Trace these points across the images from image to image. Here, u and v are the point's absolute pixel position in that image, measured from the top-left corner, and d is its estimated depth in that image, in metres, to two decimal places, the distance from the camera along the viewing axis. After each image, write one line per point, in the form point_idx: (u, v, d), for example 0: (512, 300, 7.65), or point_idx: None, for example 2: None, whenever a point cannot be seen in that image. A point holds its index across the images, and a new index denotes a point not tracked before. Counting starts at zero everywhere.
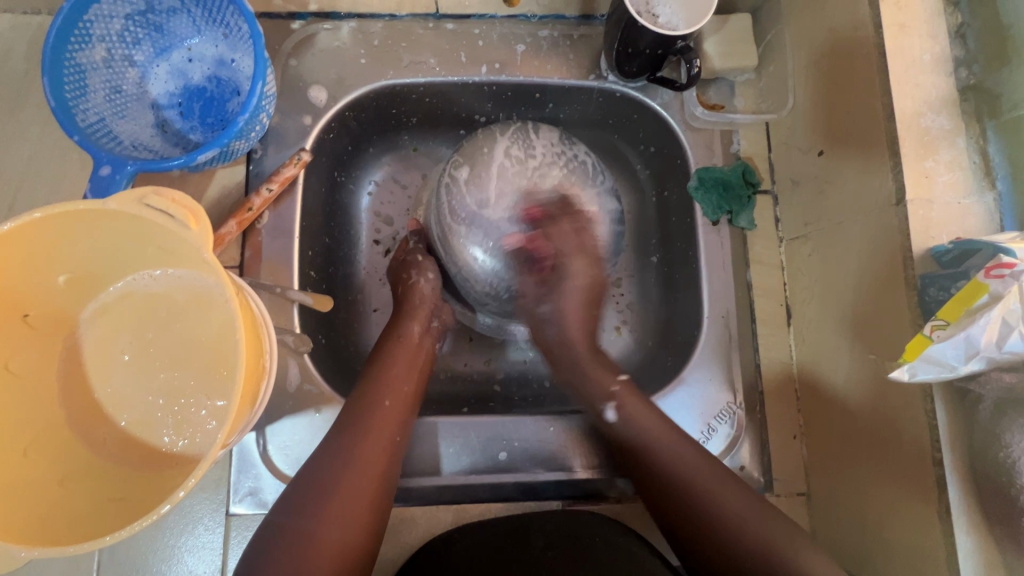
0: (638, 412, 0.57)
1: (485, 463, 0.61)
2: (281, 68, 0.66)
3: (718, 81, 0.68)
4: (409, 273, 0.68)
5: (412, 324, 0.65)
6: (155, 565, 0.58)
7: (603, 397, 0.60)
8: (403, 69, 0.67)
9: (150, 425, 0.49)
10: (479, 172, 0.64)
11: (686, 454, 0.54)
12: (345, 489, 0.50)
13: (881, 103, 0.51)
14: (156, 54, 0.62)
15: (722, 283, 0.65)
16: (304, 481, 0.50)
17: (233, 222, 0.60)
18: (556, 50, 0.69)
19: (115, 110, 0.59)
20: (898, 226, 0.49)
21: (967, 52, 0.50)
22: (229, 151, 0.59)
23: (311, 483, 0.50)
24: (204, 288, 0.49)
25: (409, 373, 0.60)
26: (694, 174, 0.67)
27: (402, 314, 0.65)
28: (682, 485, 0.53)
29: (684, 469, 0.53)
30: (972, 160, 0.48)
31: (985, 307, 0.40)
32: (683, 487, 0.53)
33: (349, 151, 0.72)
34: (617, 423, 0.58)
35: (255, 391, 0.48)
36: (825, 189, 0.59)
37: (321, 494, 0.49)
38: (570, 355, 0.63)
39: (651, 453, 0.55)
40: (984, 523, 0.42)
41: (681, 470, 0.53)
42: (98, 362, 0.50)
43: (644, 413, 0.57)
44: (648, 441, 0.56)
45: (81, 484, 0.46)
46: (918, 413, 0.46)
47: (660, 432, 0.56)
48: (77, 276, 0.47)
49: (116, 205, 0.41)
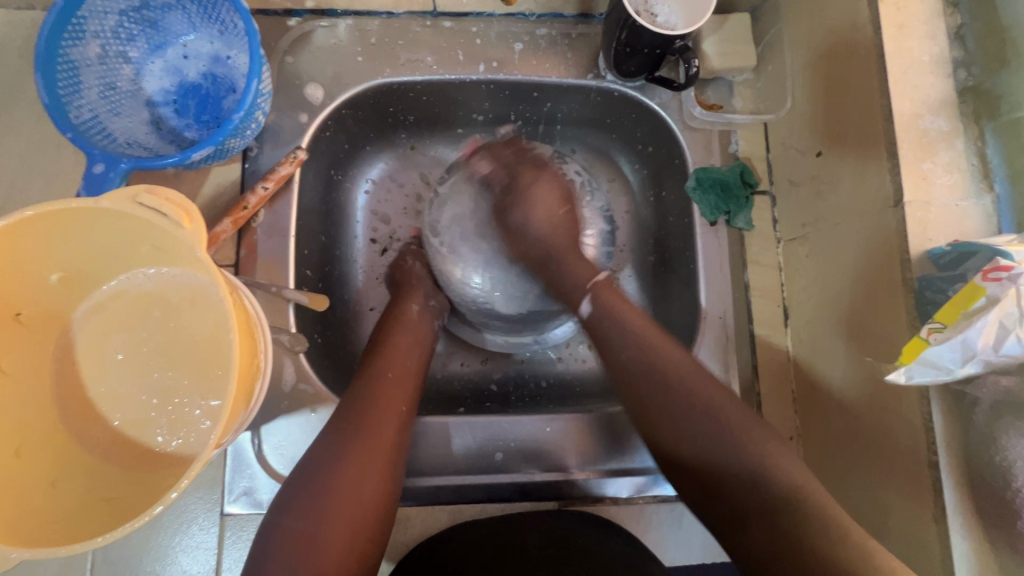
0: (616, 303, 0.57)
1: (480, 463, 0.61)
2: (277, 65, 0.65)
3: (717, 81, 0.68)
4: (405, 259, 0.72)
5: (412, 303, 0.66)
6: (149, 564, 0.58)
7: (580, 288, 0.59)
8: (400, 67, 0.67)
9: (142, 426, 0.49)
10: (458, 197, 0.66)
11: (657, 341, 0.54)
12: (343, 491, 0.48)
13: (880, 104, 0.50)
14: (151, 51, 0.61)
15: (719, 284, 0.65)
16: (299, 483, 0.49)
17: (227, 220, 0.59)
18: (554, 48, 0.68)
19: (109, 107, 0.59)
20: (896, 228, 0.48)
21: (966, 54, 0.50)
22: (225, 149, 0.59)
23: (307, 485, 0.48)
24: (198, 287, 0.48)
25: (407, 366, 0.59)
26: (691, 174, 0.67)
27: (405, 293, 0.68)
28: (650, 373, 0.53)
29: (657, 356, 0.53)
30: (970, 163, 0.48)
31: (983, 309, 0.40)
32: (653, 374, 0.52)
33: (346, 149, 0.71)
34: (591, 313, 0.58)
35: (249, 391, 0.47)
36: (823, 190, 0.59)
37: (321, 494, 0.48)
38: (552, 254, 0.62)
39: (624, 357, 0.54)
40: (978, 526, 0.42)
41: (649, 358, 0.53)
42: (90, 361, 0.49)
43: (620, 304, 0.57)
44: (624, 328, 0.55)
45: (74, 485, 0.45)
46: (914, 416, 0.46)
47: (636, 321, 0.56)
48: (69, 275, 0.47)
49: (108, 204, 0.41)
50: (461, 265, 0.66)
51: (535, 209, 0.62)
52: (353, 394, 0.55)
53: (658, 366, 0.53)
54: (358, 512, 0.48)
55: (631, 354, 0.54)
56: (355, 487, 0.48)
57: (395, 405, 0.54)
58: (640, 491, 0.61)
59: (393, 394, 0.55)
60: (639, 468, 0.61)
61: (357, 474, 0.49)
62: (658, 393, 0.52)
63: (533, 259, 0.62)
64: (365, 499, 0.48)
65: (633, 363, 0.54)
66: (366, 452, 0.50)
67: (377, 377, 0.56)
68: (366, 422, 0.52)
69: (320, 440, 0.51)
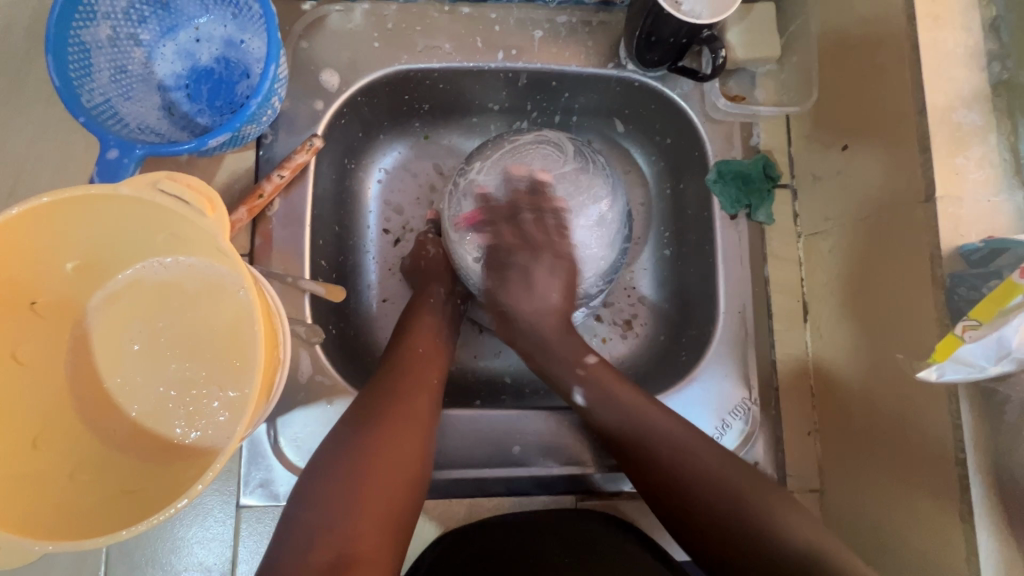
0: (612, 382, 0.59)
1: (497, 456, 0.61)
2: (292, 49, 0.64)
3: (740, 72, 0.67)
4: (426, 247, 0.70)
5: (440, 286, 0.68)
6: (164, 556, 0.57)
7: (570, 377, 0.61)
8: (417, 54, 0.65)
9: (160, 417, 0.48)
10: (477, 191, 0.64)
11: (670, 424, 0.55)
12: (381, 467, 0.50)
13: (912, 97, 0.49)
14: (163, 34, 0.60)
15: (739, 278, 0.64)
16: (329, 461, 0.50)
17: (243, 209, 0.58)
18: (574, 36, 0.67)
19: (120, 91, 0.57)
20: (926, 225, 0.48)
21: (1001, 46, 0.49)
22: (240, 136, 0.57)
23: (341, 459, 0.50)
24: (216, 277, 0.47)
25: (434, 346, 0.62)
26: (712, 168, 0.66)
27: (430, 279, 0.68)
28: (651, 443, 0.54)
29: (655, 433, 0.54)
30: (1003, 157, 0.47)
31: (1019, 307, 0.40)
32: (659, 461, 0.53)
33: (360, 138, 0.70)
34: (586, 404, 0.59)
35: (269, 384, 0.47)
36: (849, 186, 0.58)
37: (357, 468, 0.49)
38: (546, 342, 0.63)
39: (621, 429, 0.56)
40: (1006, 525, 0.42)
41: (643, 427, 0.55)
42: (107, 352, 0.48)
43: (613, 383, 0.59)
44: (622, 411, 0.56)
45: (92, 476, 0.45)
46: (942, 414, 0.46)
47: (633, 401, 0.57)
48: (85, 263, 0.46)
49: (129, 190, 0.40)
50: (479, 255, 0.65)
51: (536, 275, 0.64)
52: (384, 369, 0.58)
53: (665, 447, 0.54)
54: (395, 481, 0.50)
55: (648, 441, 0.54)
56: (389, 456, 0.51)
57: (426, 381, 0.58)
58: None
59: (422, 370, 0.59)
60: None
61: (391, 445, 0.51)
62: (661, 459, 0.53)
63: (523, 347, 0.64)
64: (399, 470, 0.50)
65: (636, 433, 0.55)
66: (400, 422, 0.53)
67: (405, 354, 0.60)
68: (399, 395, 0.55)
69: (348, 417, 0.54)
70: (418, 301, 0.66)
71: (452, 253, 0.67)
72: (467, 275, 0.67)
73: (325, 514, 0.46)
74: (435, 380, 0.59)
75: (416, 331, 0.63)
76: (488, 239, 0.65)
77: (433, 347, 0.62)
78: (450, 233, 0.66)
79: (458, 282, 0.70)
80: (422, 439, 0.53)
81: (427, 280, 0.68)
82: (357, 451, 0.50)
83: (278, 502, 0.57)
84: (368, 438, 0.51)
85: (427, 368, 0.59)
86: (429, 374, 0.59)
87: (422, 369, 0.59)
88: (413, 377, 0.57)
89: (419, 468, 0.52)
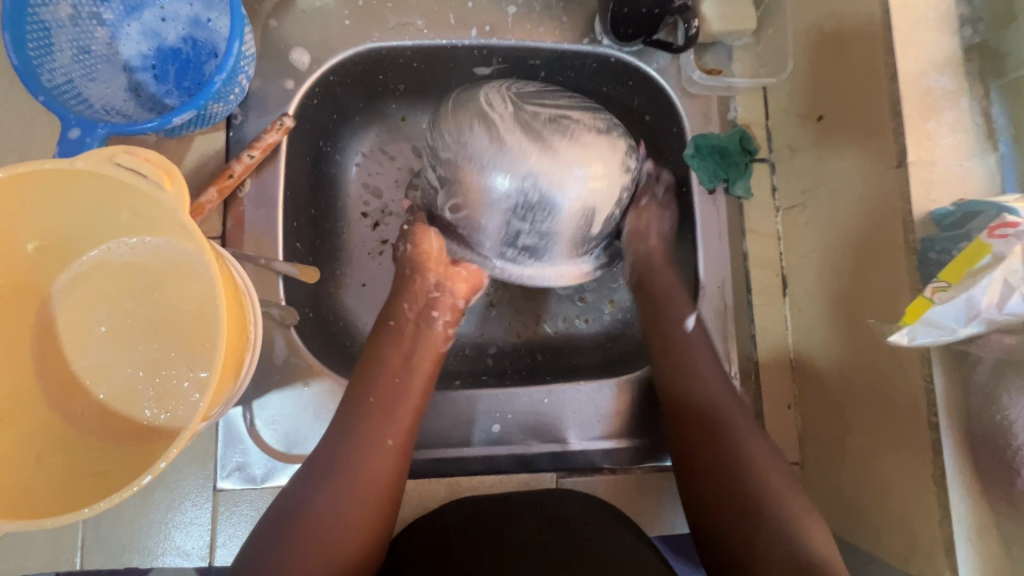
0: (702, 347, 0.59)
1: (477, 436, 0.61)
2: (260, 29, 0.63)
3: (716, 46, 0.66)
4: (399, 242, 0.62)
5: (406, 302, 0.59)
6: (139, 541, 0.56)
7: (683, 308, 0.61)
8: (389, 32, 0.64)
9: (129, 400, 0.48)
10: (461, 104, 0.56)
11: (723, 401, 0.55)
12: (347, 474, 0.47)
13: (885, 62, 0.49)
14: (127, 13, 0.59)
15: (718, 252, 0.64)
16: (309, 469, 0.48)
17: (213, 190, 0.57)
18: (548, 12, 0.66)
19: (83, 71, 0.56)
20: (898, 190, 0.47)
21: (973, 10, 0.49)
22: (207, 114, 0.56)
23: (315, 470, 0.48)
24: (182, 257, 0.47)
25: (411, 354, 0.56)
26: (689, 141, 0.65)
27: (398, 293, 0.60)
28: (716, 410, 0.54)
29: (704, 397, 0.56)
30: (975, 122, 0.47)
31: (988, 267, 0.39)
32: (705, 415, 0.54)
33: (335, 119, 0.68)
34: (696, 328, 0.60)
35: (238, 363, 0.47)
36: (825, 156, 0.57)
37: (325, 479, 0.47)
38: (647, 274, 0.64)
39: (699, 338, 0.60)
40: (977, 486, 0.43)
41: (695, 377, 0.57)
42: (73, 333, 0.48)
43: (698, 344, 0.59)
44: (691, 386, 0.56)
45: (59, 459, 0.44)
46: (915, 379, 0.45)
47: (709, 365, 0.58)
48: (47, 243, 0.45)
49: (84, 165, 0.39)
50: (488, 173, 0.54)
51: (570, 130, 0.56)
52: (336, 429, 0.50)
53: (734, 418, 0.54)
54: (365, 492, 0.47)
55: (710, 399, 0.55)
56: (329, 547, 0.45)
57: (378, 448, 0.49)
58: (639, 459, 0.61)
59: (373, 434, 0.50)
60: (631, 437, 0.61)
61: (329, 529, 0.45)
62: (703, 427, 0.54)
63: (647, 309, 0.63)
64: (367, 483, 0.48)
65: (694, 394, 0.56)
66: (345, 504, 0.46)
67: (358, 413, 0.51)
68: (346, 471, 0.47)
69: (332, 430, 0.50)
70: (382, 330, 0.57)
71: (449, 176, 0.56)
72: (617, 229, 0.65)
73: (285, 535, 0.45)
74: (391, 449, 0.50)
75: (377, 373, 0.53)
76: (489, 148, 0.53)
77: (393, 398, 0.52)
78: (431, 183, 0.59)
79: (437, 289, 0.59)
80: (394, 456, 0.50)
81: (398, 297, 0.59)
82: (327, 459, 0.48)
83: (256, 485, 0.56)
84: (335, 449, 0.49)
85: (381, 433, 0.50)
86: (406, 386, 0.53)
87: (396, 377, 0.53)
88: (364, 445, 0.49)
89: (386, 492, 0.48)
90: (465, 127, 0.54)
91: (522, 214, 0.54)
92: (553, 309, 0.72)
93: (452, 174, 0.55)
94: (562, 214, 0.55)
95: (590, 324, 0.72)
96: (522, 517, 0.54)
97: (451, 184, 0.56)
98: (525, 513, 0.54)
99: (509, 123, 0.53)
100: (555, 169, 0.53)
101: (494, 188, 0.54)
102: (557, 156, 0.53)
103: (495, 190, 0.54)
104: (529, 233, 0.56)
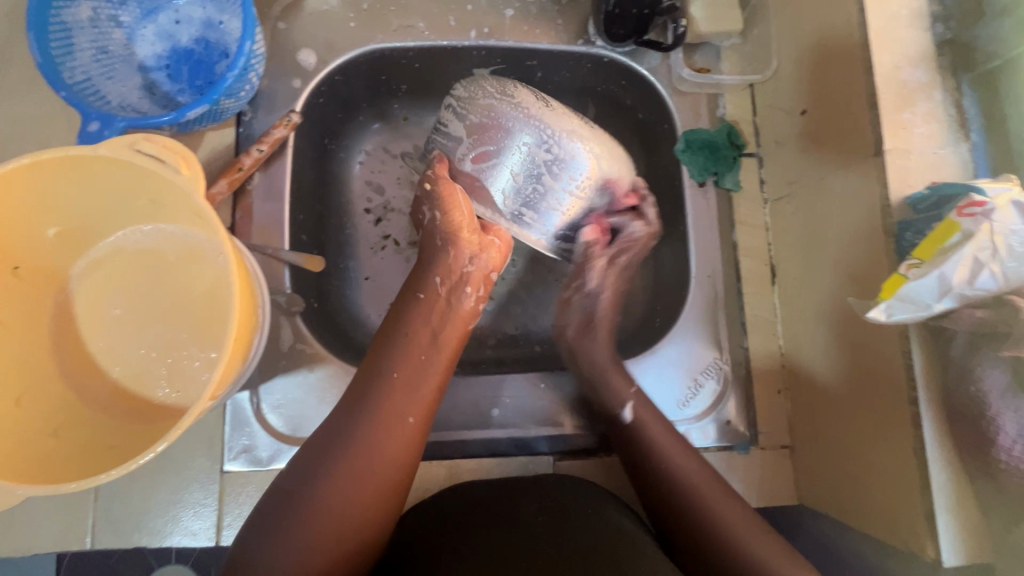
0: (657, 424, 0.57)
1: (477, 420, 0.63)
2: (269, 31, 0.66)
3: (703, 47, 0.69)
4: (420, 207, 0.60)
5: (437, 275, 0.57)
6: (148, 522, 0.58)
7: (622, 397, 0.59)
8: (392, 33, 0.67)
9: (143, 379, 0.50)
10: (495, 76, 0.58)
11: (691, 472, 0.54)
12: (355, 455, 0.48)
13: (861, 57, 0.51)
14: (143, 16, 0.62)
15: (709, 243, 0.67)
16: (316, 448, 0.49)
17: (223, 182, 0.60)
18: (544, 14, 0.70)
19: (101, 70, 0.59)
20: (877, 177, 0.50)
21: (944, 8, 0.51)
22: (219, 110, 0.59)
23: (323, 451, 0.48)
24: (195, 243, 0.50)
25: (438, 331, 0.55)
26: (681, 137, 0.68)
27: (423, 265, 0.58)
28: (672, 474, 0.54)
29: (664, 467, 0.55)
30: (948, 113, 0.50)
31: (957, 245, 0.41)
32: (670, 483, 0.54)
33: (339, 118, 0.71)
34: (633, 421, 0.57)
35: (247, 343, 0.49)
36: (809, 149, 0.60)
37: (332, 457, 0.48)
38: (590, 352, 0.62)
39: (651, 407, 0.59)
40: (954, 455, 0.45)
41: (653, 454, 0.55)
42: (90, 316, 0.50)
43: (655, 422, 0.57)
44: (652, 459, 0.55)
45: (76, 434, 0.46)
46: (894, 356, 0.47)
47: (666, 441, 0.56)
48: (67, 229, 0.47)
49: (106, 151, 0.41)
50: (517, 128, 0.53)
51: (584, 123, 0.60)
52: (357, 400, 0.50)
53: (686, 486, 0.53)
54: (373, 472, 0.48)
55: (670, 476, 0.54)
56: (343, 515, 0.46)
57: (397, 426, 0.50)
58: None
59: (395, 411, 0.50)
60: None
61: (346, 496, 0.46)
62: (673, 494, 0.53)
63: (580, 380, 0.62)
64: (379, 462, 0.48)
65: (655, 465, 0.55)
66: (363, 476, 0.47)
67: (380, 388, 0.51)
68: (355, 448, 0.48)
69: (342, 407, 0.51)
70: (411, 300, 0.56)
71: (474, 130, 0.55)
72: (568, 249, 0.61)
73: (286, 513, 0.45)
74: (409, 427, 0.50)
75: (400, 346, 0.53)
76: (521, 104, 0.54)
77: (415, 376, 0.52)
78: (453, 133, 0.58)
79: (472, 262, 0.58)
80: (405, 438, 0.50)
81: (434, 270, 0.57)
82: (334, 439, 0.49)
83: (262, 466, 0.58)
84: (344, 429, 0.49)
85: (403, 412, 0.50)
86: (428, 364, 0.53)
87: (419, 355, 0.53)
88: (383, 422, 0.49)
89: (393, 475, 0.49)
90: (498, 88, 0.56)
91: (542, 174, 0.54)
92: (548, 301, 0.74)
93: (483, 120, 0.55)
94: (582, 180, 0.54)
95: None
96: (523, 504, 0.54)
97: (483, 131, 0.55)
98: (527, 500, 0.54)
99: (540, 94, 0.56)
100: (582, 135, 0.53)
101: (520, 142, 0.53)
102: (582, 126, 0.54)
103: (520, 145, 0.54)
104: (543, 197, 0.55)
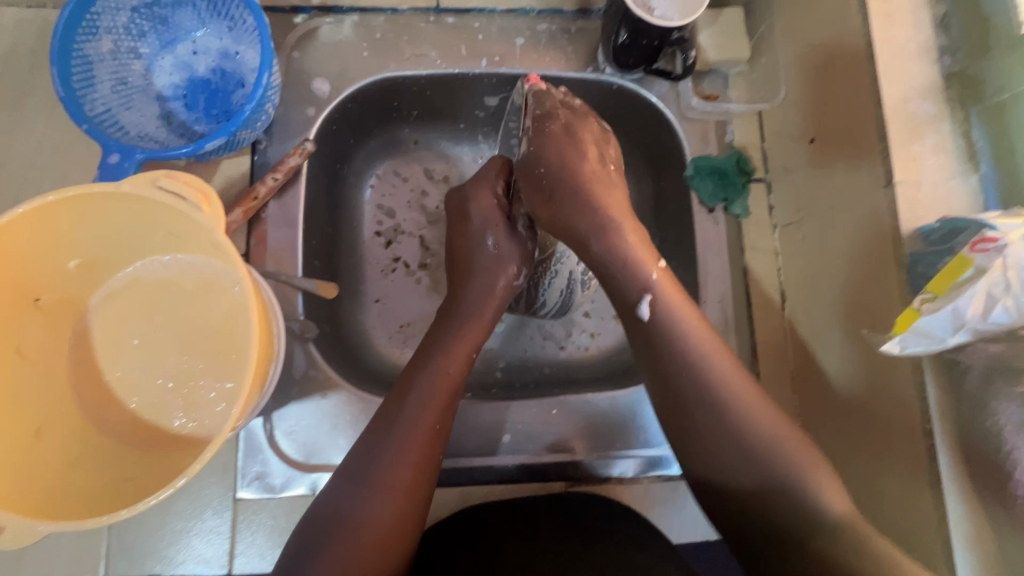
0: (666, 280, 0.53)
1: (489, 446, 0.62)
2: (285, 60, 0.67)
3: (712, 74, 0.70)
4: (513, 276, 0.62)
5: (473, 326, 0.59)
6: (160, 550, 0.58)
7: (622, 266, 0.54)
8: (405, 62, 0.68)
9: (159, 409, 0.50)
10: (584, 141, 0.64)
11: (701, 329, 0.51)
12: (390, 483, 0.48)
13: (869, 89, 0.52)
14: (162, 47, 0.63)
15: (718, 268, 0.67)
16: (348, 477, 0.49)
17: (238, 210, 0.60)
18: (553, 43, 0.70)
19: (120, 101, 0.60)
20: (887, 208, 0.50)
21: (950, 41, 0.52)
22: (235, 140, 0.60)
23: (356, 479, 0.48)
24: (212, 274, 0.50)
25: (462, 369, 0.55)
26: (689, 163, 0.68)
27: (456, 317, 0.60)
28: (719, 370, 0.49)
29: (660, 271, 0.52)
30: (957, 144, 0.50)
31: (970, 279, 0.42)
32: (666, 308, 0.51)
33: (352, 143, 0.72)
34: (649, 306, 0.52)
35: (263, 373, 0.49)
36: (815, 176, 0.61)
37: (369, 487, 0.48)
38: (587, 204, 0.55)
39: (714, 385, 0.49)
40: (972, 488, 0.44)
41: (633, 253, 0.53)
42: (106, 347, 0.50)
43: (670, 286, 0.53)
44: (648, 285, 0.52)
45: (94, 464, 0.47)
46: (908, 386, 0.47)
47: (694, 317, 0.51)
48: (88, 261, 0.48)
49: (129, 187, 0.42)
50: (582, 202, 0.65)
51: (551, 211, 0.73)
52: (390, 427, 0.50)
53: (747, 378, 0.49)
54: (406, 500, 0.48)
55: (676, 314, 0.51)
56: (379, 559, 0.46)
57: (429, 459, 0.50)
58: (644, 470, 0.63)
59: (427, 444, 0.50)
60: (643, 448, 0.63)
61: (388, 528, 0.47)
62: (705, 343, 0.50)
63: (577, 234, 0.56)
64: (413, 493, 0.48)
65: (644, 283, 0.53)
66: (397, 506, 0.47)
67: (414, 421, 0.50)
68: (388, 476, 0.48)
69: (369, 435, 0.51)
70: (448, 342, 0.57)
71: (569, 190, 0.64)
72: (537, 303, 0.70)
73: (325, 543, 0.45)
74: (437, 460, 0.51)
75: (431, 378, 0.53)
76: None
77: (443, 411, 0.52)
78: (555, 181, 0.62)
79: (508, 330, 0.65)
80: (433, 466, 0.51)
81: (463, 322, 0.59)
82: (367, 466, 0.49)
83: (275, 493, 0.58)
84: (375, 458, 0.49)
85: (431, 447, 0.50)
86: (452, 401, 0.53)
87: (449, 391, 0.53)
88: (412, 452, 0.49)
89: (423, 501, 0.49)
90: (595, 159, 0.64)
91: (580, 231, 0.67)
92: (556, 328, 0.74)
93: None
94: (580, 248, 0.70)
95: (596, 339, 0.74)
96: (543, 521, 0.55)
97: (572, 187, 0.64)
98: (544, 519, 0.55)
99: None
100: None
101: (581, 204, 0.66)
102: None
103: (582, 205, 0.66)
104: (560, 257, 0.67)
